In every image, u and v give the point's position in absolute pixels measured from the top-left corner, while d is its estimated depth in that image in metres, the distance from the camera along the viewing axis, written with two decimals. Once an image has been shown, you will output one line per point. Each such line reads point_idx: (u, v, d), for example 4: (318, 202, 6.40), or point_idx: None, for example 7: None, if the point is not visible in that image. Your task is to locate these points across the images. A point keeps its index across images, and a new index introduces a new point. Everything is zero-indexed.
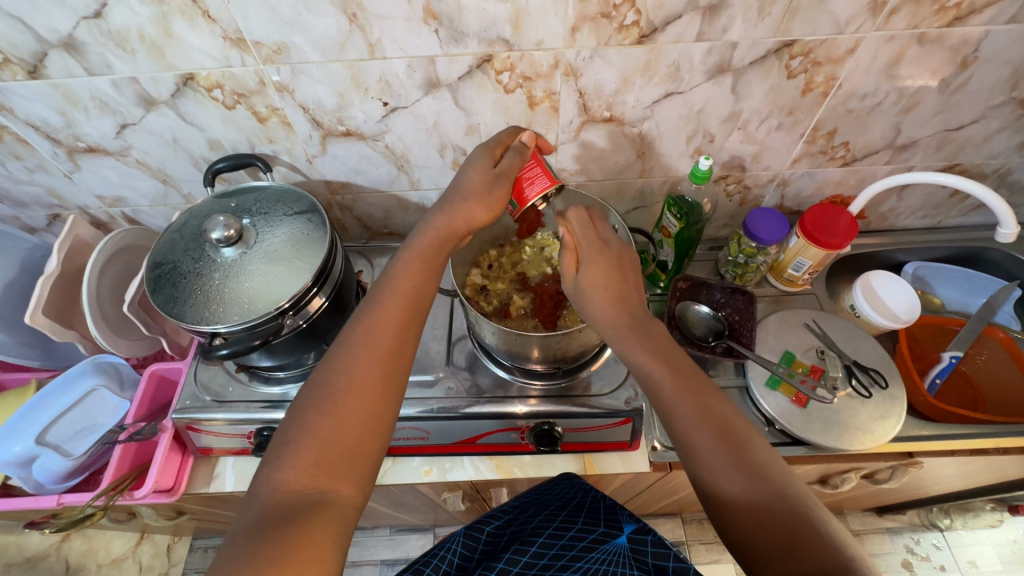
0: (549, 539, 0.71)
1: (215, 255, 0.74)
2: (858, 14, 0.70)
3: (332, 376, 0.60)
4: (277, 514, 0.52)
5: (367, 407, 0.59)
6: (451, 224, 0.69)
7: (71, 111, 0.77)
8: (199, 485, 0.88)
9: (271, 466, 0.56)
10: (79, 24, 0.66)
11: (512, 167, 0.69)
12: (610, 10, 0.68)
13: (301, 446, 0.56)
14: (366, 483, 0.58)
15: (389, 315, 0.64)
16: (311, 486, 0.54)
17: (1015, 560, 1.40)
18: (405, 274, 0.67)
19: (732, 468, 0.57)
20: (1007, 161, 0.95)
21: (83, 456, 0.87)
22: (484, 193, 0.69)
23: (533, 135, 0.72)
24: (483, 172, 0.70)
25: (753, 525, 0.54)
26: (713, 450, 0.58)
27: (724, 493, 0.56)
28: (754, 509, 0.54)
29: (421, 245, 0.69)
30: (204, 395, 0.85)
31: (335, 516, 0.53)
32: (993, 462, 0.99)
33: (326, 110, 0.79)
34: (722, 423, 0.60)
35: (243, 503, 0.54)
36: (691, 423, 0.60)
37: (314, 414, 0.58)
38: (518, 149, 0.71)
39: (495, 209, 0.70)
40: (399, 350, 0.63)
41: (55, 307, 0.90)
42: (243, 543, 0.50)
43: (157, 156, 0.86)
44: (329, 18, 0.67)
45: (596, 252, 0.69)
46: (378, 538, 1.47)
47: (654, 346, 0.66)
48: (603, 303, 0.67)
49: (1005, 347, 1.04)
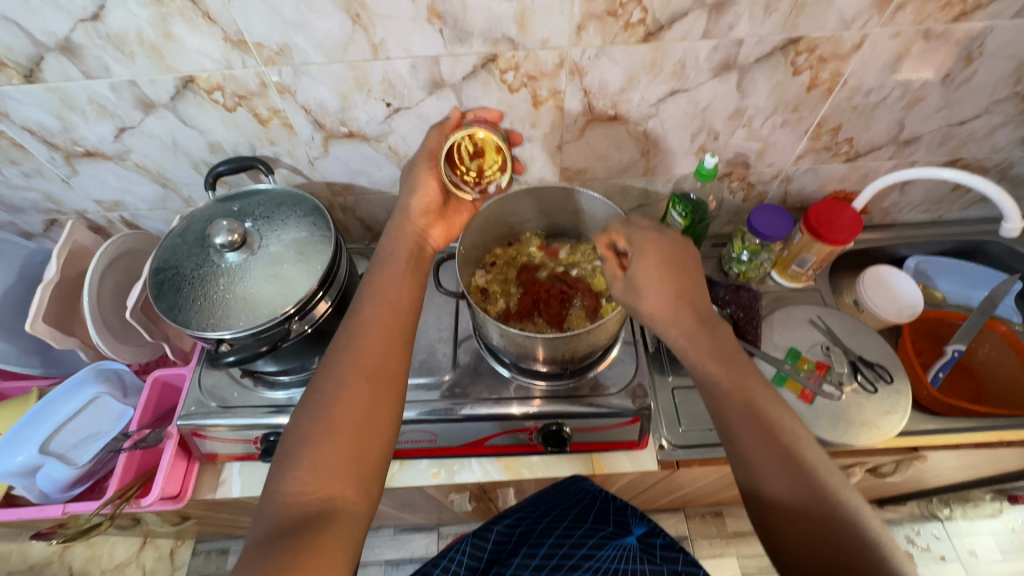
0: (559, 540, 0.75)
1: (219, 260, 0.73)
2: (865, 10, 0.70)
3: (328, 386, 0.60)
4: (289, 525, 0.52)
5: (365, 412, 0.59)
6: (399, 224, 0.75)
7: (69, 115, 0.76)
8: (205, 491, 0.88)
9: (276, 479, 0.55)
10: (77, 26, 0.65)
11: (429, 144, 0.74)
12: (616, 8, 0.67)
13: (302, 457, 0.56)
14: (373, 490, 0.57)
15: (371, 321, 0.65)
16: (317, 496, 0.54)
17: (1013, 549, 1.42)
18: (375, 276, 0.70)
19: (773, 465, 0.56)
20: (1009, 155, 0.96)
21: (87, 464, 0.86)
22: (412, 181, 0.75)
23: (457, 110, 0.74)
24: (409, 166, 0.77)
25: (787, 522, 0.55)
26: (759, 445, 0.58)
27: (768, 493, 0.56)
28: (795, 506, 0.54)
29: (383, 252, 0.73)
30: (208, 401, 0.84)
31: (343, 525, 0.53)
32: (997, 455, 0.99)
33: (328, 111, 0.78)
34: (768, 420, 0.59)
35: (256, 515, 0.54)
36: (742, 428, 0.59)
37: (311, 425, 0.57)
38: (438, 124, 0.74)
39: (425, 193, 0.75)
40: (387, 352, 0.63)
41: (54, 314, 0.89)
42: (254, 557, 0.49)
43: (157, 159, 0.85)
44: (332, 19, 0.66)
45: (649, 241, 0.67)
46: (383, 538, 1.47)
47: (713, 352, 0.64)
48: (660, 289, 0.65)
49: (1006, 339, 1.03)
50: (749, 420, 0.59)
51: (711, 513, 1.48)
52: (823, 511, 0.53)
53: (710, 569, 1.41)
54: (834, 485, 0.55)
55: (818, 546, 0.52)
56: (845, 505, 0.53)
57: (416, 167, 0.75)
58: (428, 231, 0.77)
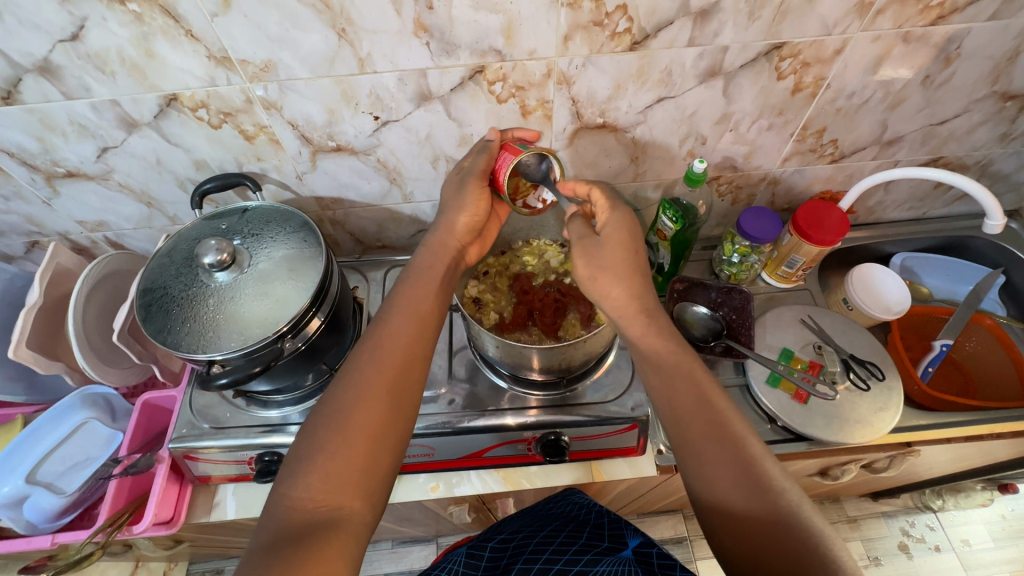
0: (551, 556, 0.73)
1: (208, 280, 0.72)
2: (846, 15, 0.71)
3: (341, 391, 0.59)
4: (294, 532, 0.50)
5: (378, 424, 0.58)
6: (440, 238, 0.73)
7: (49, 136, 0.74)
8: (199, 514, 0.86)
9: (285, 482, 0.54)
10: (55, 47, 0.63)
11: (477, 164, 0.72)
12: (602, 18, 0.67)
13: (314, 462, 0.55)
14: (379, 500, 0.56)
15: (395, 331, 0.64)
16: (325, 503, 0.53)
17: (1004, 537, 1.44)
18: (409, 284, 0.69)
19: (727, 470, 0.54)
20: (988, 152, 0.98)
21: (77, 491, 0.84)
22: (458, 198, 0.73)
23: (496, 130, 0.75)
24: (453, 181, 0.75)
25: (745, 532, 0.52)
26: (712, 450, 0.56)
27: (721, 503, 0.54)
28: (752, 514, 0.52)
29: (419, 264, 0.71)
30: (200, 423, 0.82)
31: (349, 536, 0.52)
32: (987, 447, 1.01)
33: (315, 126, 0.78)
34: (721, 424, 0.57)
35: (260, 520, 0.53)
36: (698, 437, 0.57)
37: (325, 429, 0.57)
38: (484, 146, 0.74)
39: (473, 211, 0.74)
40: (409, 363, 0.62)
41: (39, 339, 0.87)
42: (257, 562, 0.48)
43: (141, 179, 0.83)
44: (318, 34, 0.65)
45: (615, 229, 0.68)
46: (381, 552, 1.45)
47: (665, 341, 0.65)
48: (616, 273, 0.67)
49: (994, 333, 1.06)
50: (701, 423, 0.58)
51: None
52: (778, 514, 0.51)
53: (709, 569, 1.42)
54: (788, 487, 0.53)
55: (776, 554, 0.49)
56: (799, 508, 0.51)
57: (464, 183, 0.73)
58: (465, 248, 0.76)
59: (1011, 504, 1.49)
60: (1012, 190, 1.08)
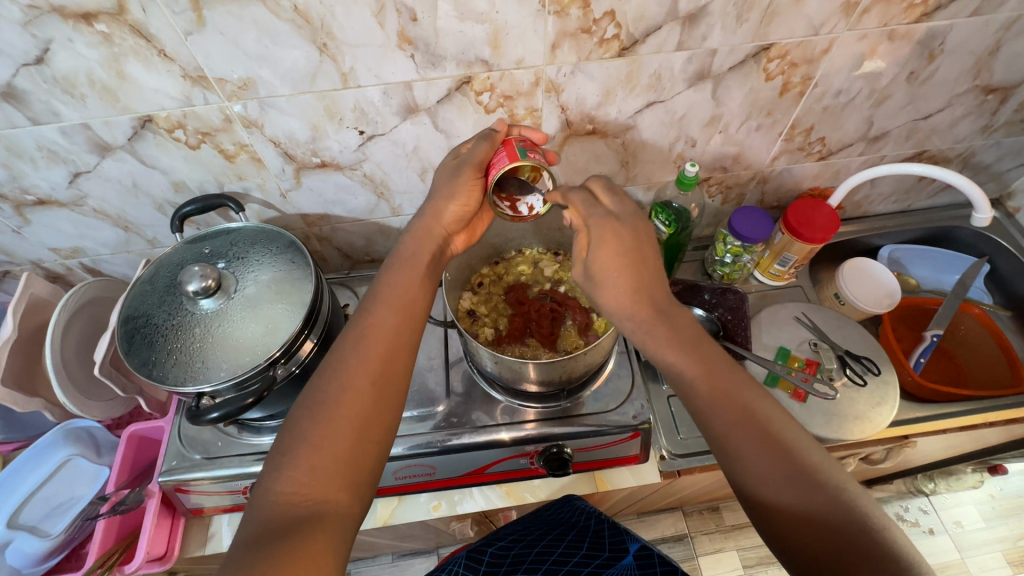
0: (552, 563, 0.71)
1: (193, 308, 0.69)
2: (832, 15, 0.71)
3: (325, 384, 0.56)
4: (279, 527, 0.48)
5: (363, 414, 0.55)
6: (426, 225, 0.69)
7: (16, 164, 0.71)
8: (193, 548, 0.83)
9: (269, 477, 0.52)
10: (20, 71, 0.60)
11: (474, 155, 0.67)
12: (590, 25, 0.66)
13: (297, 455, 0.52)
14: (367, 494, 0.54)
15: (381, 321, 0.61)
16: (310, 497, 0.50)
17: (995, 516, 1.47)
18: (393, 274, 0.65)
19: (768, 466, 0.51)
20: (970, 145, 0.99)
21: (63, 532, 0.80)
22: (447, 187, 0.68)
23: (503, 123, 0.71)
24: (449, 167, 0.70)
25: (797, 529, 0.49)
26: (749, 444, 0.53)
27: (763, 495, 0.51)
28: (802, 510, 0.49)
29: (403, 252, 0.67)
30: (192, 453, 0.79)
31: (336, 531, 0.49)
32: (980, 434, 1.02)
33: (299, 143, 0.75)
34: (754, 417, 0.54)
35: (243, 517, 0.50)
36: (728, 429, 0.54)
37: (310, 421, 0.54)
38: (485, 137, 0.70)
39: (464, 200, 0.69)
40: (393, 354, 0.59)
41: (15, 374, 0.83)
42: (240, 559, 0.46)
43: (117, 203, 0.80)
44: (298, 49, 0.63)
45: (608, 230, 0.61)
46: (381, 566, 1.43)
47: (673, 339, 0.59)
48: (622, 283, 0.60)
49: (982, 321, 1.08)
50: (730, 418, 0.54)
51: (708, 508, 1.48)
52: (832, 506, 0.48)
53: (711, 565, 1.42)
54: (832, 474, 0.50)
55: (829, 549, 0.47)
56: (850, 495, 0.49)
57: (458, 170, 0.68)
58: (451, 237, 0.72)
59: (1001, 484, 1.52)
60: (993, 181, 1.10)
